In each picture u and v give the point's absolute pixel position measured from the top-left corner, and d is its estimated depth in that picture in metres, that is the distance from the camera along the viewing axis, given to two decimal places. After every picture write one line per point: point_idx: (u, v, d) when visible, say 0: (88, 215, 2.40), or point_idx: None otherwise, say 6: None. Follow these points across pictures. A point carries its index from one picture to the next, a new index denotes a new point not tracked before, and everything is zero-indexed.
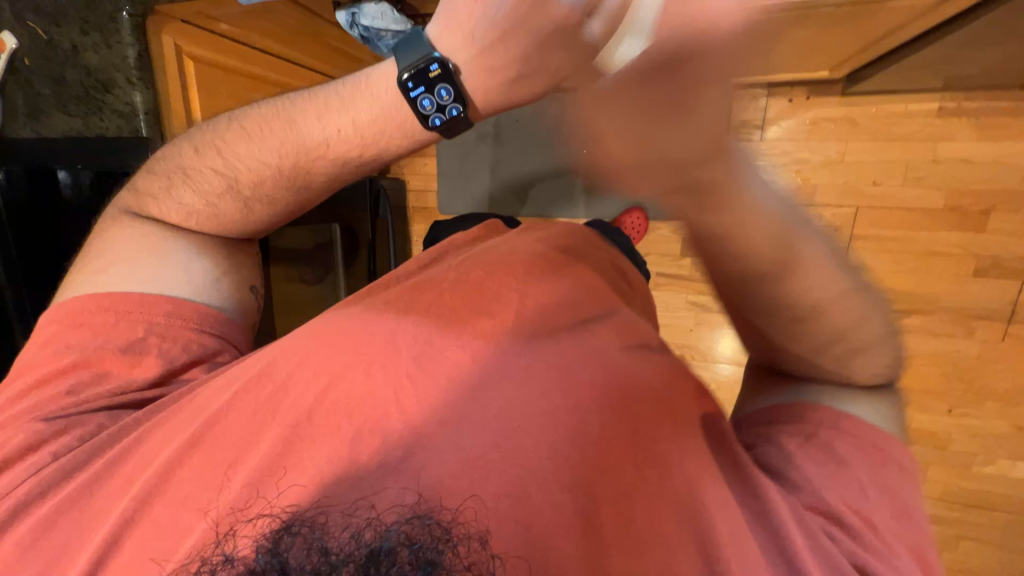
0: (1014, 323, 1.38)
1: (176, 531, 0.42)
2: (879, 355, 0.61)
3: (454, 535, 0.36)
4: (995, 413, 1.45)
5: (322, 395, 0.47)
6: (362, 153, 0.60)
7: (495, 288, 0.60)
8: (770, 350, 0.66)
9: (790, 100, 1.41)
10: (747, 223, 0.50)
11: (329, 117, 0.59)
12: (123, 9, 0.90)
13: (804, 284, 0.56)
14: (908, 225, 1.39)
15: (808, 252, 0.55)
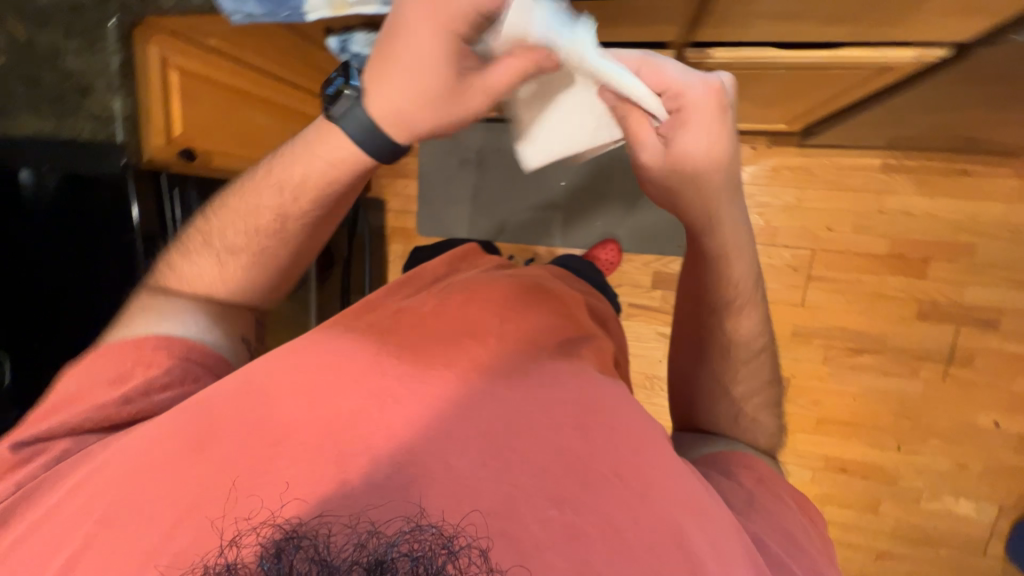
0: (953, 365, 1.48)
1: (152, 540, 0.41)
2: (768, 435, 0.74)
3: (457, 549, 0.37)
4: (939, 450, 1.53)
5: (318, 409, 0.47)
6: (335, 171, 0.63)
7: (478, 312, 0.62)
8: (718, 388, 0.75)
9: (753, 148, 1.51)
10: (730, 260, 0.70)
11: (301, 152, 0.64)
12: (111, 18, 0.87)
13: (736, 332, 0.74)
14: (858, 269, 1.50)
15: (751, 315, 0.74)
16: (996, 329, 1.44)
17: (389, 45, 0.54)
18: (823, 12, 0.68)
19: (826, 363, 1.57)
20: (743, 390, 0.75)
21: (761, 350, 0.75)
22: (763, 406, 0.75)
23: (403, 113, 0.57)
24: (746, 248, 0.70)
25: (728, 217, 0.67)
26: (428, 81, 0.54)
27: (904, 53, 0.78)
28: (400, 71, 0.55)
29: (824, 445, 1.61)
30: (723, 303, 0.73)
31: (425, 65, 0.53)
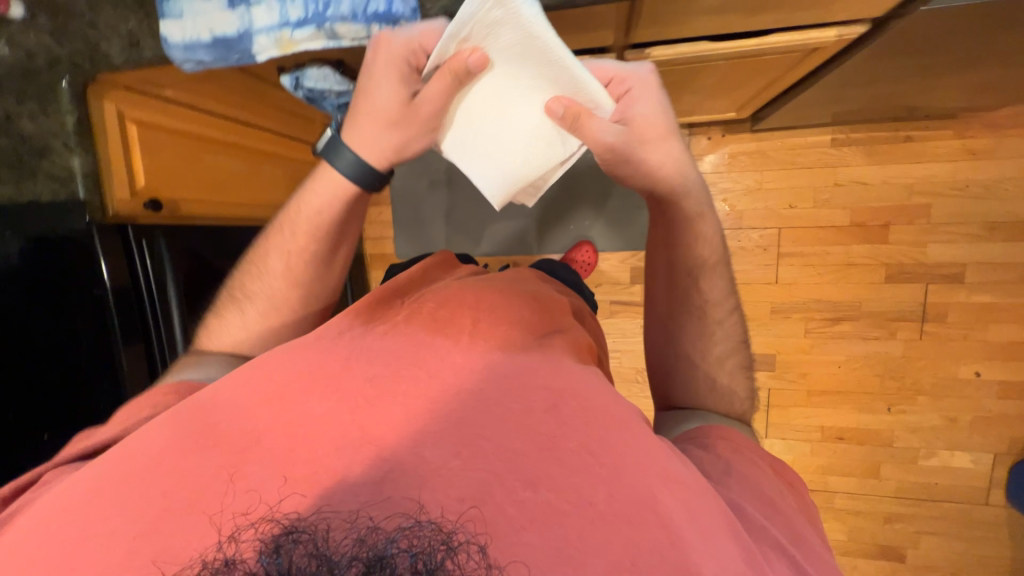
0: (927, 322, 1.53)
1: (140, 543, 0.40)
2: (740, 402, 0.77)
3: (456, 545, 0.37)
4: (928, 406, 1.57)
5: (309, 408, 0.49)
6: (329, 204, 0.79)
7: (449, 318, 0.63)
8: (693, 351, 0.79)
9: (709, 138, 1.57)
10: (698, 224, 0.78)
11: (303, 201, 0.81)
12: (63, 79, 0.88)
13: (706, 294, 0.79)
14: (824, 241, 1.55)
15: (721, 279, 0.80)
16: (962, 281, 1.50)
17: (362, 93, 0.70)
18: (740, 5, 0.72)
19: (807, 336, 1.61)
20: (715, 354, 0.78)
21: (728, 314, 0.80)
22: (737, 367, 0.79)
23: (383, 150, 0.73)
24: (710, 216, 0.78)
25: (688, 187, 0.75)
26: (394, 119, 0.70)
27: (827, 34, 0.83)
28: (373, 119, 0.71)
29: (819, 416, 1.64)
30: (696, 264, 0.79)
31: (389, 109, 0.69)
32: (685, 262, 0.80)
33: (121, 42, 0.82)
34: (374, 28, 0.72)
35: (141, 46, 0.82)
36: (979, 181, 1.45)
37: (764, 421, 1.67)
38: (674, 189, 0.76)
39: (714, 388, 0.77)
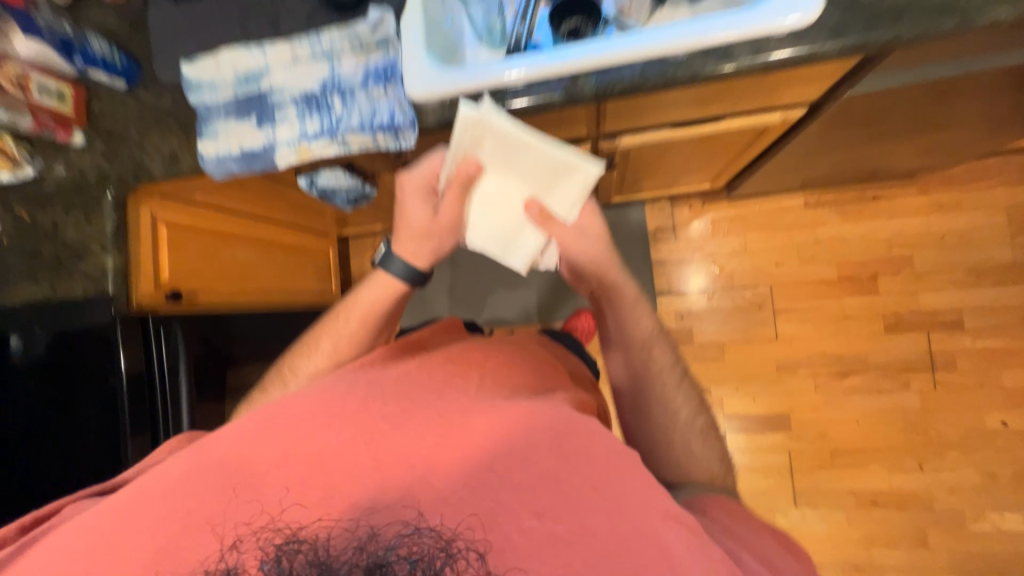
0: (939, 371, 1.51)
1: (176, 543, 0.50)
2: (716, 465, 0.82)
3: (456, 552, 0.48)
4: (961, 462, 1.48)
5: (319, 436, 0.56)
6: (385, 291, 0.95)
7: (455, 383, 0.68)
8: (660, 421, 0.86)
9: (691, 207, 1.69)
10: (633, 308, 0.94)
11: (359, 292, 0.96)
12: (108, 192, 1.00)
13: (659, 366, 0.90)
14: (817, 296, 1.60)
15: (664, 352, 0.92)
16: (962, 328, 1.50)
17: (402, 214, 0.93)
18: (688, 100, 0.85)
19: (818, 392, 1.58)
20: (684, 421, 0.86)
21: (683, 379, 0.90)
22: (701, 433, 0.86)
23: (422, 250, 0.93)
24: (642, 301, 0.95)
25: (617, 278, 0.94)
26: (426, 224, 0.91)
27: (772, 117, 0.95)
28: (411, 227, 0.92)
29: (848, 479, 1.54)
30: (640, 342, 0.93)
31: (422, 218, 0.91)
32: (631, 340, 0.93)
33: (162, 159, 0.97)
34: (380, 136, 0.84)
35: (178, 160, 0.95)
36: (955, 232, 1.52)
37: (790, 487, 1.57)
38: (610, 281, 0.94)
39: (683, 455, 0.83)
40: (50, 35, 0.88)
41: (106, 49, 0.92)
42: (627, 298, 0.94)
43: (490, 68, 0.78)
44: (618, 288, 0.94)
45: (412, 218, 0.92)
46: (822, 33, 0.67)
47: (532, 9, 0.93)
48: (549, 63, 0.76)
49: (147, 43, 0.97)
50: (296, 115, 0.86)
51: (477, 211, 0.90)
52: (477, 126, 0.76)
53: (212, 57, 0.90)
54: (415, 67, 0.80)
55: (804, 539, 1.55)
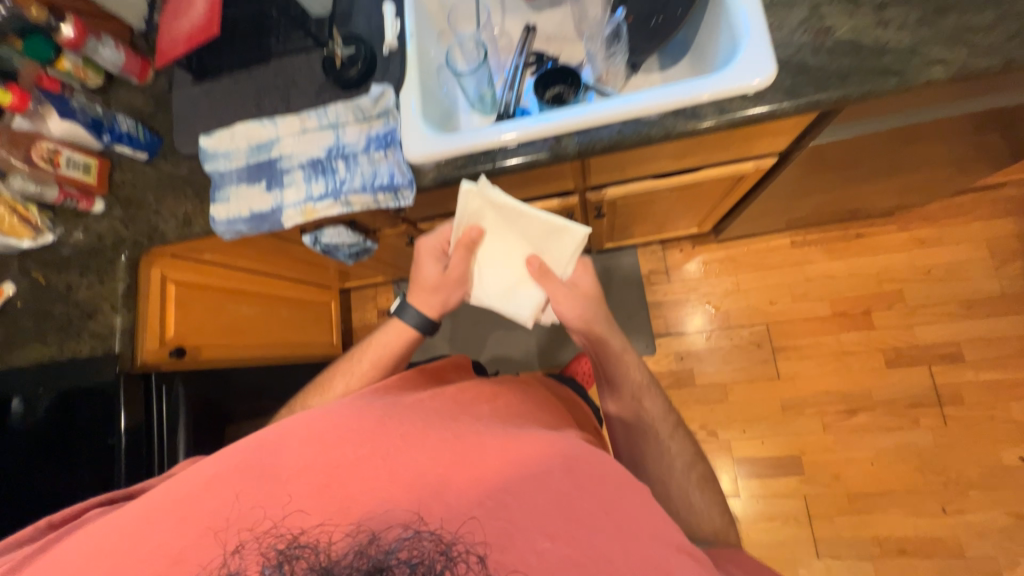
0: (947, 406, 1.48)
1: (186, 544, 0.52)
2: (715, 518, 0.81)
3: (455, 555, 0.49)
4: (985, 502, 1.42)
5: (334, 450, 0.56)
6: (401, 338, 0.96)
7: (472, 407, 0.70)
8: (659, 473, 0.84)
9: (681, 250, 1.74)
10: (625, 361, 0.96)
11: (374, 338, 0.97)
12: (122, 254, 1.05)
13: (654, 418, 0.90)
14: (814, 333, 1.61)
15: (658, 404, 0.93)
16: (963, 361, 1.49)
17: (415, 271, 0.99)
18: (665, 154, 0.91)
19: (827, 432, 1.55)
20: (680, 473, 0.84)
21: (674, 430, 0.90)
22: (700, 485, 0.84)
23: (433, 303, 0.97)
24: (633, 354, 0.97)
25: (609, 332, 0.96)
26: (435, 280, 0.96)
27: (746, 165, 1.01)
28: (421, 283, 0.97)
29: (869, 525, 1.47)
30: (635, 394, 0.93)
31: (430, 274, 0.97)
32: (626, 391, 0.94)
33: (176, 222, 1.03)
34: (380, 195, 0.90)
35: (192, 223, 1.02)
36: (940, 265, 1.55)
37: (810, 536, 1.50)
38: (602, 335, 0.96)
39: (684, 508, 0.81)
40: (83, 115, 0.97)
41: (132, 125, 1.00)
42: (614, 351, 0.96)
43: (482, 130, 0.85)
44: (610, 342, 0.96)
45: (423, 281, 0.97)
46: (777, 94, 0.74)
47: (519, 78, 1.03)
48: (535, 125, 0.83)
49: (169, 119, 1.06)
50: (303, 178, 0.93)
51: (481, 271, 0.97)
52: (477, 196, 0.86)
53: (228, 130, 0.98)
54: (412, 134, 0.88)
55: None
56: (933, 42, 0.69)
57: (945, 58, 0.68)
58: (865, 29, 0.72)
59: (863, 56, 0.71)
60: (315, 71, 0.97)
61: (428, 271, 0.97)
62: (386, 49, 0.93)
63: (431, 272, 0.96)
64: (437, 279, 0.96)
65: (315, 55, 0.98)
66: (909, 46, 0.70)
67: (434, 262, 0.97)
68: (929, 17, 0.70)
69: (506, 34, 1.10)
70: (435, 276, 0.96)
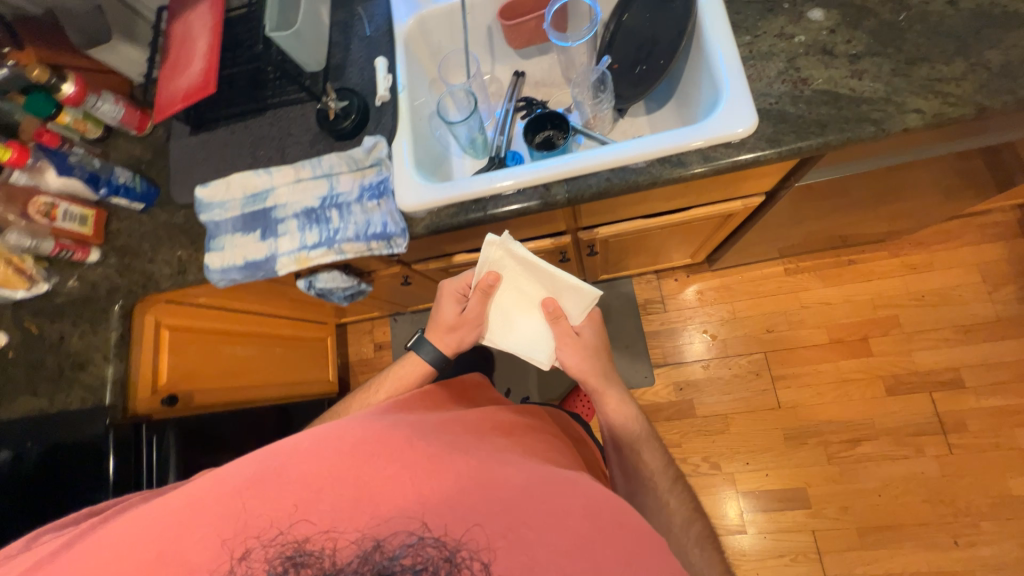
0: (951, 434, 1.47)
1: (198, 547, 0.55)
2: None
3: (459, 561, 0.52)
4: (999, 534, 1.38)
5: (352, 466, 0.59)
6: (416, 371, 1.01)
7: (490, 445, 0.72)
8: (655, 521, 0.83)
9: (675, 279, 1.75)
10: (622, 413, 1.00)
11: (390, 370, 1.02)
12: (116, 303, 1.05)
13: (650, 467, 0.92)
14: (812, 361, 1.60)
15: (654, 456, 0.94)
16: (964, 387, 1.49)
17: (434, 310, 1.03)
18: (654, 197, 0.93)
19: (832, 462, 1.52)
20: (680, 526, 0.83)
21: (675, 483, 0.90)
22: (700, 539, 0.81)
23: (448, 341, 1.02)
24: (630, 407, 1.01)
25: (607, 383, 1.01)
26: (452, 321, 1.01)
27: (734, 204, 1.02)
28: (439, 322, 1.02)
29: (882, 560, 1.43)
30: (631, 442, 0.96)
31: (448, 315, 1.01)
32: (623, 440, 0.97)
33: (172, 270, 1.03)
34: (373, 244, 0.91)
35: (187, 272, 1.02)
36: (933, 291, 1.56)
37: (822, 573, 1.46)
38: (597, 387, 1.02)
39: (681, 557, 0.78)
40: (80, 170, 0.99)
41: (129, 176, 1.02)
42: (616, 406, 1.01)
43: (481, 177, 0.87)
44: (606, 393, 1.01)
45: (443, 320, 1.02)
46: (761, 141, 0.75)
47: (509, 122, 1.06)
48: (533, 171, 0.84)
49: (165, 170, 1.07)
50: (297, 228, 0.94)
51: (497, 315, 1.02)
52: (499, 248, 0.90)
53: (223, 180, 1.00)
54: (406, 184, 0.90)
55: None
56: (907, 91, 0.71)
57: (920, 106, 0.70)
58: (840, 80, 0.74)
59: (841, 106, 0.73)
60: (309, 121, 0.99)
61: (446, 312, 1.01)
62: (378, 100, 0.95)
63: (449, 314, 1.01)
64: (454, 320, 1.01)
65: (308, 107, 1.00)
66: (884, 95, 0.72)
67: (452, 304, 1.02)
68: (901, 68, 0.72)
69: (496, 78, 1.13)
70: (452, 318, 1.01)
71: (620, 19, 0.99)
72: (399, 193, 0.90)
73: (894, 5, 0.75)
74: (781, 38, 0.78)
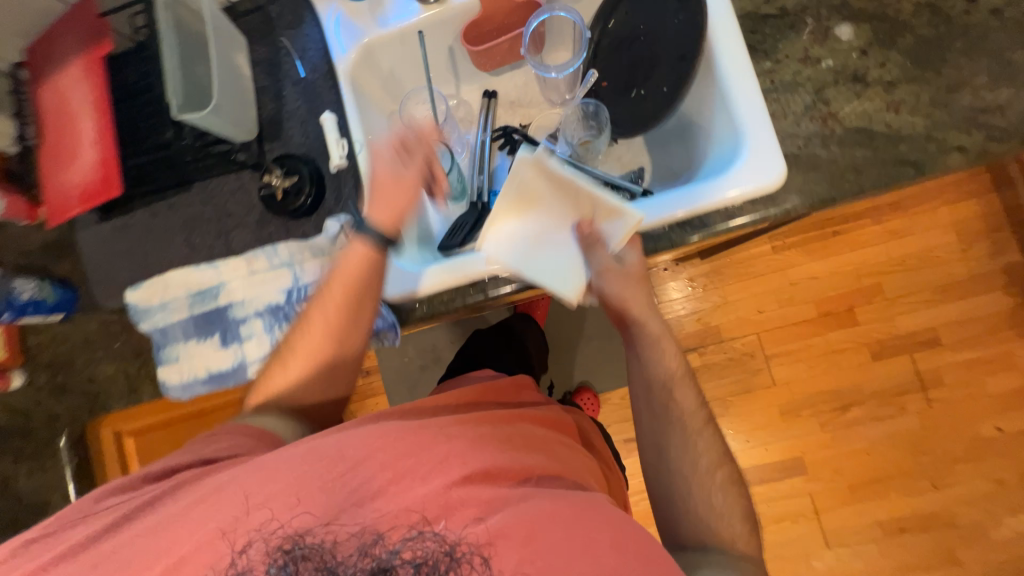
0: (930, 390, 1.56)
1: (196, 531, 0.51)
2: (737, 538, 0.67)
3: (460, 554, 0.48)
4: (971, 473, 1.53)
5: (380, 475, 0.52)
6: (367, 253, 0.71)
7: (527, 446, 0.61)
8: (676, 471, 0.71)
9: (665, 269, 1.69)
10: (658, 342, 0.77)
11: (337, 260, 0.73)
12: (60, 435, 0.90)
13: (682, 406, 0.74)
14: (802, 336, 1.63)
15: (687, 394, 0.76)
16: (941, 344, 1.56)
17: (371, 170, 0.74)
18: None
19: (825, 429, 1.61)
20: (701, 477, 0.70)
21: (704, 430, 0.74)
22: (724, 491, 0.69)
23: (392, 213, 0.72)
24: (665, 336, 0.78)
25: (643, 306, 0.76)
26: (392, 176, 0.72)
27: None
28: (374, 176, 0.74)
29: (870, 510, 1.57)
30: (664, 376, 0.76)
31: (384, 168, 0.72)
32: (654, 374, 0.76)
33: (121, 389, 0.88)
34: None
35: (139, 390, 0.87)
36: (914, 254, 1.58)
37: (818, 529, 1.59)
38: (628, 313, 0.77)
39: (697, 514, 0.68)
40: None
41: (34, 286, 0.82)
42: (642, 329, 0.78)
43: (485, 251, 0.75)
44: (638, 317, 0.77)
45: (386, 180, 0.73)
46: (791, 194, 0.67)
47: (487, 158, 0.91)
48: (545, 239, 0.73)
49: (79, 264, 0.87)
50: (263, 328, 0.80)
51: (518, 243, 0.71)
52: (531, 171, 0.68)
53: (159, 278, 0.82)
54: (384, 267, 0.77)
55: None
56: (948, 126, 0.64)
57: (962, 143, 0.63)
58: (875, 114, 0.65)
59: (877, 146, 0.65)
60: (249, 195, 0.81)
61: (385, 170, 0.72)
62: (334, 167, 0.78)
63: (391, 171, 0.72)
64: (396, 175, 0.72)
65: (244, 176, 0.81)
66: (924, 131, 0.64)
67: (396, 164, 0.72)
68: (941, 97, 0.64)
69: (463, 101, 0.95)
70: (393, 174, 0.72)
71: (604, 28, 0.82)
72: (386, 279, 0.77)
73: (932, 17, 0.65)
74: (806, 64, 0.67)
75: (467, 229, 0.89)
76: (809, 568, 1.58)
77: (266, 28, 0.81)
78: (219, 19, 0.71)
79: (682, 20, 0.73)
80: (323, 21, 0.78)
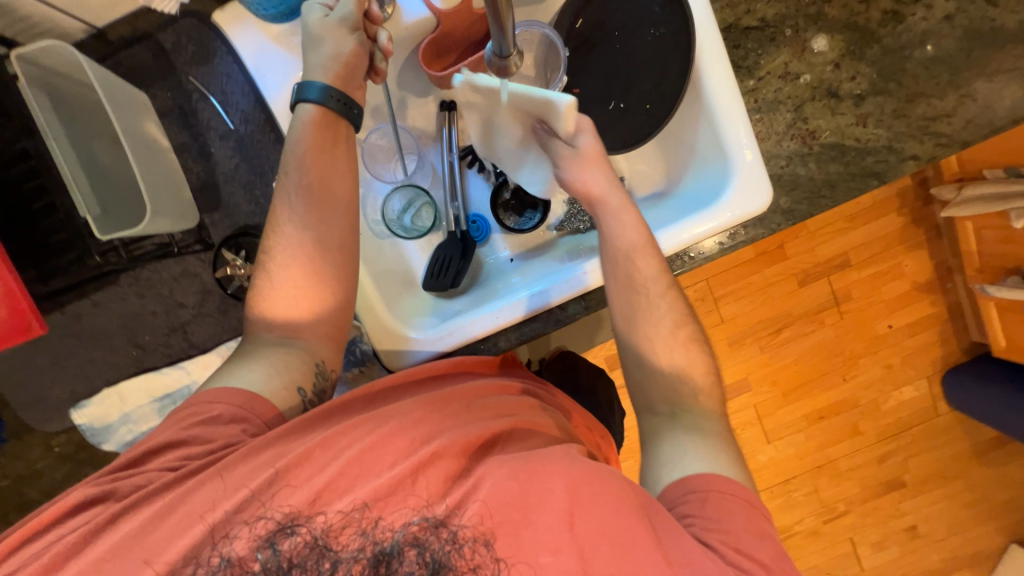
0: (843, 303, 1.67)
1: (175, 531, 0.45)
2: (697, 394, 0.63)
3: (464, 542, 0.44)
4: (871, 363, 1.69)
5: (342, 472, 0.47)
6: (325, 139, 0.60)
7: (525, 414, 0.58)
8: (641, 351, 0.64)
9: None
10: (621, 216, 0.64)
11: (293, 156, 0.60)
12: None
13: (647, 277, 0.64)
14: (743, 276, 1.64)
15: (654, 266, 0.64)
16: (850, 266, 1.65)
17: (316, 35, 0.59)
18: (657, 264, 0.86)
19: (763, 350, 1.67)
20: (670, 360, 0.63)
21: (667, 292, 0.64)
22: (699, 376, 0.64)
23: (341, 74, 0.60)
24: (628, 210, 0.64)
25: (612, 191, 0.64)
26: (350, 40, 0.59)
27: None
28: (320, 35, 0.59)
29: (799, 408, 1.69)
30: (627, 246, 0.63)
31: (334, 30, 0.59)
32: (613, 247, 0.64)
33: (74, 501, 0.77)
34: None
35: None
36: None
37: (763, 433, 1.69)
38: (590, 192, 0.64)
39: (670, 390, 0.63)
40: None
41: None
42: (595, 200, 0.64)
43: (496, 307, 0.71)
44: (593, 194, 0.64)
45: (314, 38, 0.59)
46: (776, 215, 0.71)
47: (458, 180, 0.81)
48: (563, 285, 0.71)
49: None
50: None
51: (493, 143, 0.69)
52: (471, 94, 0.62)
53: (111, 391, 0.70)
54: (384, 333, 0.71)
55: (780, 464, 1.70)
56: (906, 135, 0.68)
57: (916, 152, 0.68)
58: (847, 129, 0.68)
59: (848, 161, 0.69)
60: (199, 280, 0.69)
61: (340, 37, 0.59)
62: None
63: (346, 35, 0.59)
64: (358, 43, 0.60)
65: (188, 259, 0.69)
66: (886, 142, 0.69)
67: (359, 42, 0.60)
68: (902, 108, 0.68)
69: (418, 117, 0.83)
70: (353, 41, 0.60)
71: (572, 26, 0.73)
72: (395, 356, 0.71)
73: (895, 25, 0.67)
74: (786, 81, 0.68)
75: (455, 265, 0.79)
76: (755, 460, 1.70)
77: (165, 67, 0.65)
78: (109, 80, 0.58)
79: (660, 34, 0.70)
80: (241, 55, 0.62)
